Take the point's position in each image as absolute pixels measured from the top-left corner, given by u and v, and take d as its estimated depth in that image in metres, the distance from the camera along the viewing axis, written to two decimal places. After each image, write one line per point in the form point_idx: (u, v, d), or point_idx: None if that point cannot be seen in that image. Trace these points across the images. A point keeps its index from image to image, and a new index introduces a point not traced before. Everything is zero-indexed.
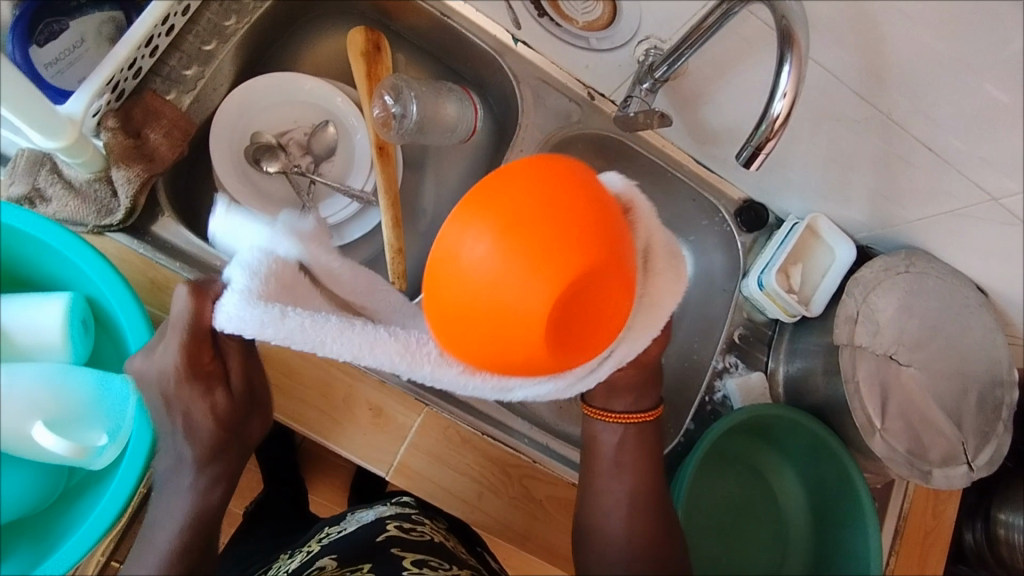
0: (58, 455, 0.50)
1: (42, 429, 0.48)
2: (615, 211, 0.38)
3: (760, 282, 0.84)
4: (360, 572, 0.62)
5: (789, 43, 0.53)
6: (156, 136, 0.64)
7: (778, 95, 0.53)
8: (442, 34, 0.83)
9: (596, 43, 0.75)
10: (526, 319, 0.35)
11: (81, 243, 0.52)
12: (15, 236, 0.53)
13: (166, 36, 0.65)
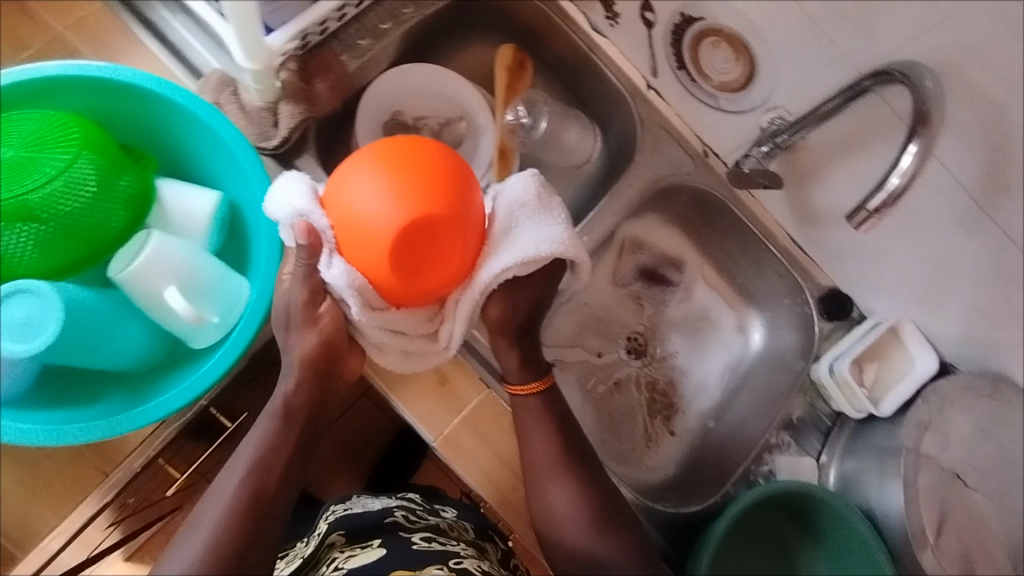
0: (177, 316, 0.56)
1: (172, 288, 0.54)
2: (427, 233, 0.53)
3: (831, 368, 0.83)
4: (370, 547, 0.68)
5: (923, 125, 0.55)
6: (322, 86, 0.73)
7: (899, 167, 0.55)
8: (582, 67, 0.89)
9: (724, 103, 0.80)
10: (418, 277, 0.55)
11: (239, 136, 0.58)
12: (189, 123, 0.60)
13: (355, 8, 0.74)
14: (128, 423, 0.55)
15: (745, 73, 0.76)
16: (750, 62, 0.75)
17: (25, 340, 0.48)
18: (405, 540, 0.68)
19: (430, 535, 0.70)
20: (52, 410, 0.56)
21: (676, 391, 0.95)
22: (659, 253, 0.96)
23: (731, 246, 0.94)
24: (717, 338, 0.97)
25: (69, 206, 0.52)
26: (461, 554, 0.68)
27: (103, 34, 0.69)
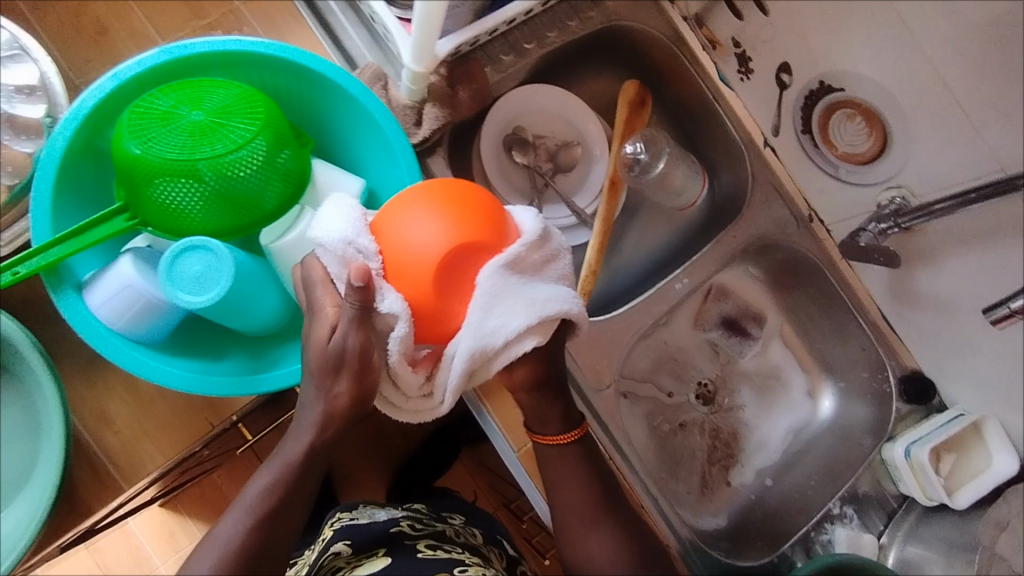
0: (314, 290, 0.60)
1: None
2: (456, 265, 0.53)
3: (907, 451, 0.83)
4: (375, 556, 0.75)
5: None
6: (465, 93, 0.76)
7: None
8: (703, 112, 0.90)
9: (845, 173, 0.84)
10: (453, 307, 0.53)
11: (398, 131, 0.61)
12: (350, 110, 0.63)
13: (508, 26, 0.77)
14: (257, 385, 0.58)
15: (879, 144, 0.82)
16: (883, 139, 0.81)
17: (198, 292, 0.51)
18: (411, 547, 0.75)
19: (436, 543, 0.77)
20: (185, 359, 0.58)
21: (738, 444, 0.95)
22: (742, 305, 0.97)
23: (816, 310, 0.94)
24: (787, 400, 0.96)
25: (241, 176, 0.56)
26: (466, 563, 0.74)
27: (275, 14, 0.72)
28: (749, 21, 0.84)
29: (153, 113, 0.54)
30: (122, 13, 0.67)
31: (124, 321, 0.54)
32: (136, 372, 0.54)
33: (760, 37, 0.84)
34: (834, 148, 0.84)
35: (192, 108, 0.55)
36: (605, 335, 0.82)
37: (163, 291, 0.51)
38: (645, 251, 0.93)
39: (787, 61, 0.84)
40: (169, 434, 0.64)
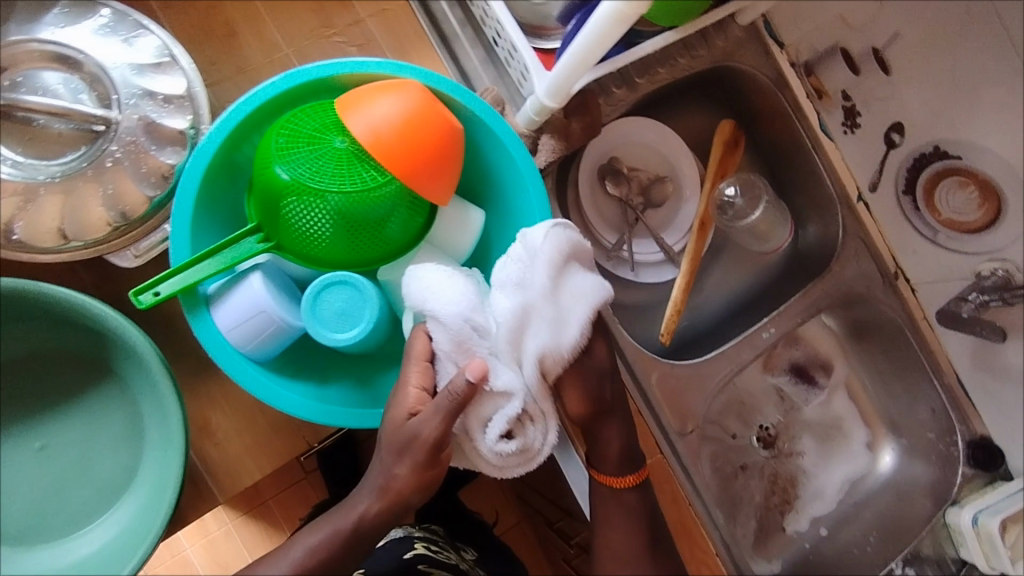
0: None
1: None
2: (413, 129, 0.52)
3: (975, 518, 0.83)
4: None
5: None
6: (579, 125, 0.75)
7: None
8: (800, 159, 0.89)
9: (943, 238, 0.83)
10: (419, 161, 0.52)
11: (531, 165, 0.59)
12: (480, 139, 0.61)
13: None
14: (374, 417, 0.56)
15: (991, 216, 0.79)
16: (995, 210, 0.79)
17: (347, 330, 0.53)
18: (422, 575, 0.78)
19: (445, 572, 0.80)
20: (298, 382, 0.55)
21: (796, 490, 0.95)
22: (813, 353, 0.96)
23: (888, 366, 0.94)
24: (846, 452, 0.96)
25: (378, 205, 0.54)
26: None
27: (400, 27, 0.70)
28: (865, 78, 0.84)
29: (301, 135, 0.53)
30: (254, 18, 0.66)
31: (251, 348, 0.53)
32: (259, 394, 0.52)
33: (875, 94, 0.84)
34: (935, 210, 0.83)
35: (338, 132, 0.53)
36: (688, 377, 0.82)
37: (311, 327, 0.52)
38: (725, 292, 0.92)
39: (900, 120, 0.83)
40: (271, 451, 0.62)
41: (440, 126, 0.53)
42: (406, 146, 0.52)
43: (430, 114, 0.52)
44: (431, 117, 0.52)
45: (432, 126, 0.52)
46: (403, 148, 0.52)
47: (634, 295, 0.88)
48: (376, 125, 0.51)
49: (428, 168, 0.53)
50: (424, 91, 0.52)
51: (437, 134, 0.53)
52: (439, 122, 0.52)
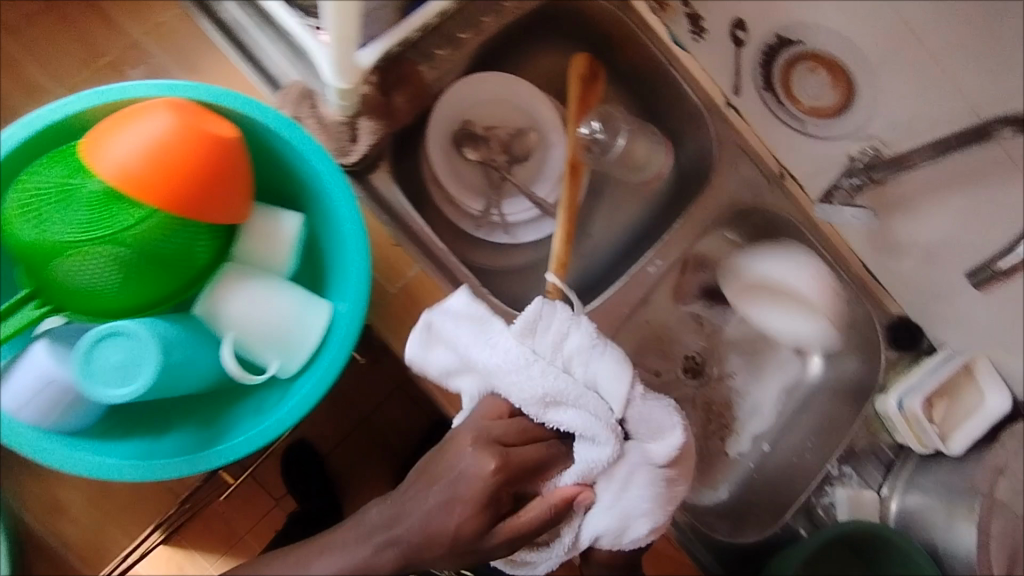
0: (261, 340, 0.57)
1: (266, 337, 0.56)
2: (176, 155, 0.49)
3: (900, 403, 0.82)
4: None
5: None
6: (400, 100, 0.71)
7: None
8: (659, 78, 0.85)
9: (813, 127, 0.81)
10: (195, 185, 0.51)
11: (322, 149, 0.55)
12: (264, 141, 0.57)
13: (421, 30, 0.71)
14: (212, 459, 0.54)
15: (844, 95, 0.79)
16: (847, 90, 0.78)
17: (125, 384, 0.49)
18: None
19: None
20: (128, 443, 0.55)
21: (734, 411, 0.90)
22: None
23: None
24: (777, 362, 0.92)
25: (168, 239, 0.52)
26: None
27: (176, 37, 0.65)
28: None
29: (50, 188, 0.50)
30: (12, 65, 0.62)
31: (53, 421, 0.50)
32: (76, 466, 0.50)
33: None
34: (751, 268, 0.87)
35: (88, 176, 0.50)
36: None
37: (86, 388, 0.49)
38: (614, 232, 0.89)
39: (741, 17, 0.80)
40: None
41: (209, 144, 0.50)
42: (174, 175, 0.49)
43: (191, 134, 0.50)
44: (194, 138, 0.50)
45: (198, 145, 0.50)
46: (170, 177, 0.49)
47: (518, 256, 0.85)
48: (132, 161, 0.49)
49: (206, 189, 0.51)
50: (177, 112, 0.49)
51: (206, 152, 0.50)
52: (206, 139, 0.50)
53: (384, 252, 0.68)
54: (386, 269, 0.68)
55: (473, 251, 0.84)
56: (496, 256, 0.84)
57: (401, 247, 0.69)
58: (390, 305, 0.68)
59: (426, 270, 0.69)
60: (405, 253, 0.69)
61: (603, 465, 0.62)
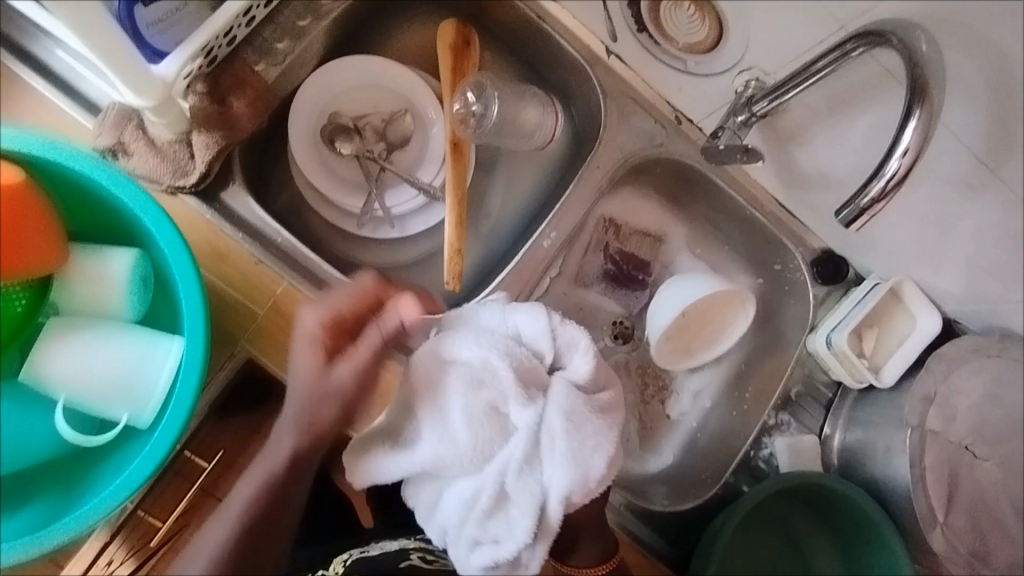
0: (104, 393, 0.52)
1: (108, 389, 0.52)
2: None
3: (829, 341, 0.78)
4: None
5: (921, 96, 0.45)
6: (240, 105, 0.64)
7: (902, 147, 0.45)
8: (533, 36, 0.79)
9: (694, 66, 0.75)
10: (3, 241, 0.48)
11: (130, 183, 0.51)
12: (66, 176, 0.52)
13: (246, 26, 0.65)
14: (59, 532, 0.50)
15: (715, 30, 0.75)
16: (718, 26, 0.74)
17: None
18: None
19: None
20: None
21: (668, 372, 0.86)
22: (638, 230, 0.88)
23: (714, 214, 0.86)
24: None
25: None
26: None
27: None
28: None
29: None
30: None
31: None
32: None
33: None
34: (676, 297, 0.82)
35: None
36: None
37: None
38: (514, 206, 0.84)
39: None
40: None
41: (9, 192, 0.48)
42: None
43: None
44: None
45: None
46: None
47: (413, 248, 0.81)
48: None
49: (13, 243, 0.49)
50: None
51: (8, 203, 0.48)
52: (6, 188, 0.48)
53: (246, 272, 0.64)
54: (250, 291, 0.63)
55: (365, 251, 0.79)
56: (390, 253, 0.80)
57: (265, 265, 0.64)
58: (262, 329, 0.63)
59: (296, 285, 0.65)
60: (272, 271, 0.64)
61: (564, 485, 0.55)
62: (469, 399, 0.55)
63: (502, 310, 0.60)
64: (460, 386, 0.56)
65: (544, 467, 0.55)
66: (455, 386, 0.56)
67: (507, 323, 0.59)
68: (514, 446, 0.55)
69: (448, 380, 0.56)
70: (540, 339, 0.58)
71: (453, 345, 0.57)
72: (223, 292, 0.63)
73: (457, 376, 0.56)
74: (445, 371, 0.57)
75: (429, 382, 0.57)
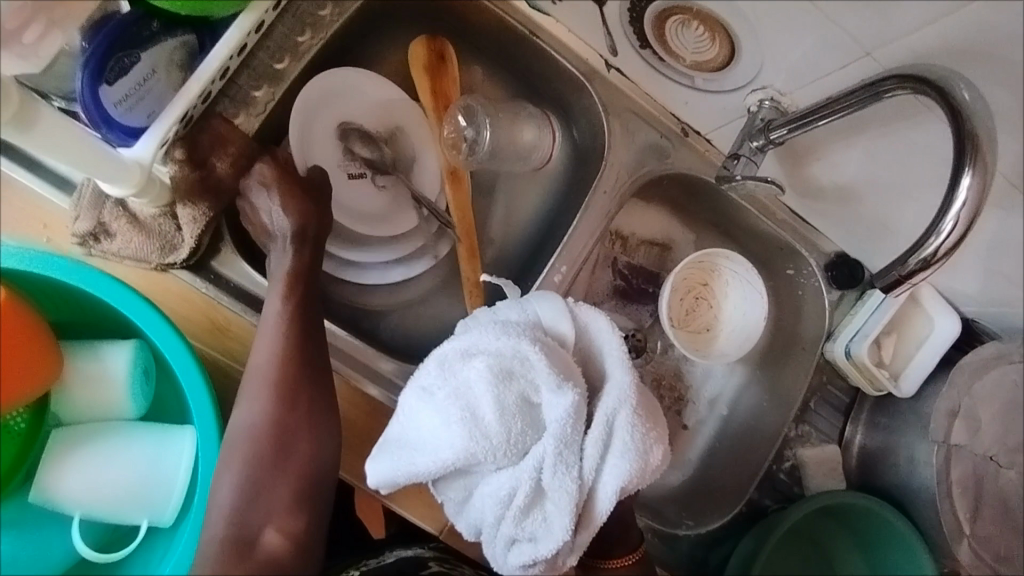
0: (117, 498, 0.50)
1: (122, 494, 0.50)
2: None
3: (848, 350, 0.77)
4: None
5: (973, 154, 0.45)
6: (223, 165, 0.60)
7: (961, 202, 0.46)
8: (527, 52, 0.74)
9: (702, 84, 0.68)
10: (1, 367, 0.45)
11: (118, 283, 0.48)
12: (50, 281, 0.48)
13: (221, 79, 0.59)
14: None
15: (726, 49, 0.63)
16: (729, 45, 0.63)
17: None
18: None
19: None
20: None
21: (685, 386, 0.85)
22: (646, 242, 0.85)
23: (726, 223, 0.83)
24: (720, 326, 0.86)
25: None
26: None
27: None
28: None
29: None
30: None
31: None
32: None
33: None
34: (707, 281, 0.83)
35: None
36: None
37: None
38: (518, 231, 0.80)
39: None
40: None
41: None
42: None
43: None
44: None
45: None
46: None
47: (418, 285, 0.77)
48: None
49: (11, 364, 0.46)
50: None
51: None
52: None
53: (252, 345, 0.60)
54: None
55: (369, 294, 0.76)
56: (394, 293, 0.77)
57: None
58: None
59: None
60: None
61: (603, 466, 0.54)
62: (501, 395, 0.53)
63: (526, 302, 0.60)
64: (483, 386, 0.53)
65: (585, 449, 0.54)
66: (477, 386, 0.53)
67: (529, 315, 0.59)
68: (548, 438, 0.53)
69: (469, 379, 0.53)
70: (563, 320, 0.59)
71: (475, 342, 0.55)
72: (231, 370, 0.60)
73: (477, 378, 0.53)
74: (464, 371, 0.54)
75: (450, 382, 0.54)
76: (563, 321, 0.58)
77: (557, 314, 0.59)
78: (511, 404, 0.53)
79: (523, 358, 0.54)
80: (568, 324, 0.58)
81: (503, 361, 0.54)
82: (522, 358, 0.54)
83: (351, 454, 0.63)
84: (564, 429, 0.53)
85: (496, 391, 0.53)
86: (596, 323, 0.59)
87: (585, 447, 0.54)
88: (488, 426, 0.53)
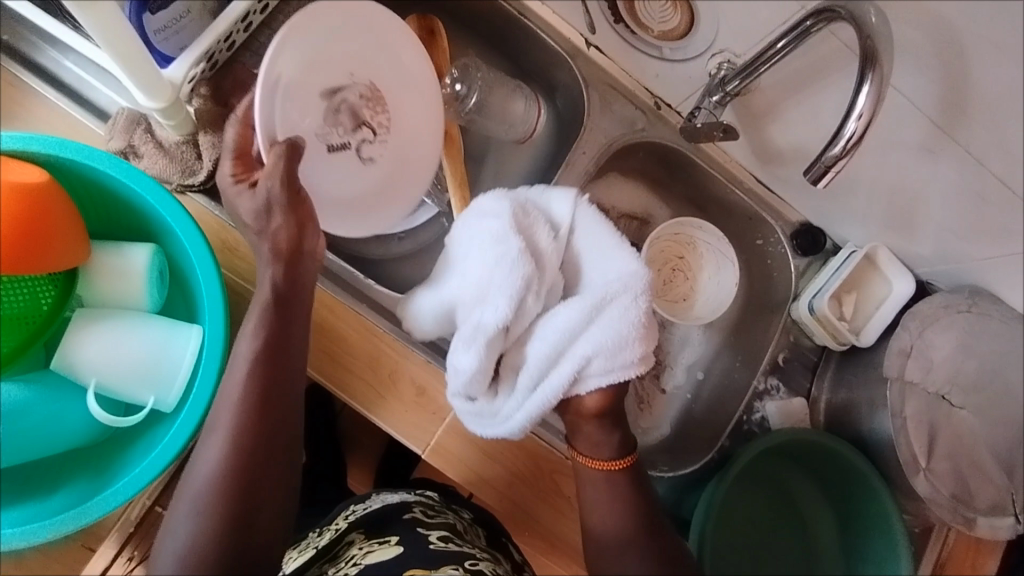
0: (128, 375, 0.56)
1: (132, 374, 0.56)
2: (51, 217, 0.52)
3: (811, 306, 0.82)
4: (387, 543, 0.68)
5: (872, 62, 0.52)
6: (242, 105, 0.67)
7: (857, 110, 0.52)
8: (516, 32, 0.83)
9: (669, 53, 0.79)
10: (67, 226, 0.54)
11: (152, 181, 0.54)
12: (91, 176, 0.55)
13: (244, 31, 0.68)
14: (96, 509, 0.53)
15: (687, 18, 0.77)
16: (689, 13, 0.77)
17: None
18: (421, 538, 0.68)
19: (447, 535, 0.70)
20: (18, 509, 0.53)
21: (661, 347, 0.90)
22: (625, 213, 0.90)
23: (697, 196, 0.89)
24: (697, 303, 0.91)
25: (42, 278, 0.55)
26: (477, 556, 0.67)
27: None
28: None
29: None
30: None
31: None
32: None
33: None
34: (683, 254, 0.87)
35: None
36: None
37: None
38: None
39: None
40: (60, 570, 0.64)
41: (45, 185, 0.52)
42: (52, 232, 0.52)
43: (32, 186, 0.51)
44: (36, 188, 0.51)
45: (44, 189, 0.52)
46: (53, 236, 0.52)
47: (412, 239, 0.84)
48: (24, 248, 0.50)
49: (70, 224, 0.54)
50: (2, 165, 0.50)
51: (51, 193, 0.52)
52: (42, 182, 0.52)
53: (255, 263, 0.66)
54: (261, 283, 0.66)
55: (367, 244, 0.82)
56: (390, 244, 0.83)
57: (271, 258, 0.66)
58: None
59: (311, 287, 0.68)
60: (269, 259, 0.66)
61: (568, 331, 0.64)
62: (486, 242, 0.63)
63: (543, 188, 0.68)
64: (478, 234, 0.64)
65: (558, 313, 0.64)
66: (476, 235, 0.64)
67: (544, 201, 0.68)
68: (500, 282, 0.62)
69: (472, 230, 0.65)
70: (565, 208, 0.66)
71: (485, 206, 0.66)
72: (236, 286, 0.66)
73: (477, 226, 0.65)
74: (473, 225, 0.65)
75: (465, 235, 0.66)
76: (568, 208, 0.67)
77: (563, 203, 0.67)
78: (483, 252, 0.63)
79: (505, 215, 0.63)
80: (577, 212, 0.67)
81: (493, 221, 0.63)
82: (506, 216, 0.63)
83: (344, 371, 0.68)
84: (508, 278, 0.62)
85: (482, 239, 0.63)
86: (590, 215, 0.66)
87: (564, 312, 0.64)
88: (472, 268, 0.64)
